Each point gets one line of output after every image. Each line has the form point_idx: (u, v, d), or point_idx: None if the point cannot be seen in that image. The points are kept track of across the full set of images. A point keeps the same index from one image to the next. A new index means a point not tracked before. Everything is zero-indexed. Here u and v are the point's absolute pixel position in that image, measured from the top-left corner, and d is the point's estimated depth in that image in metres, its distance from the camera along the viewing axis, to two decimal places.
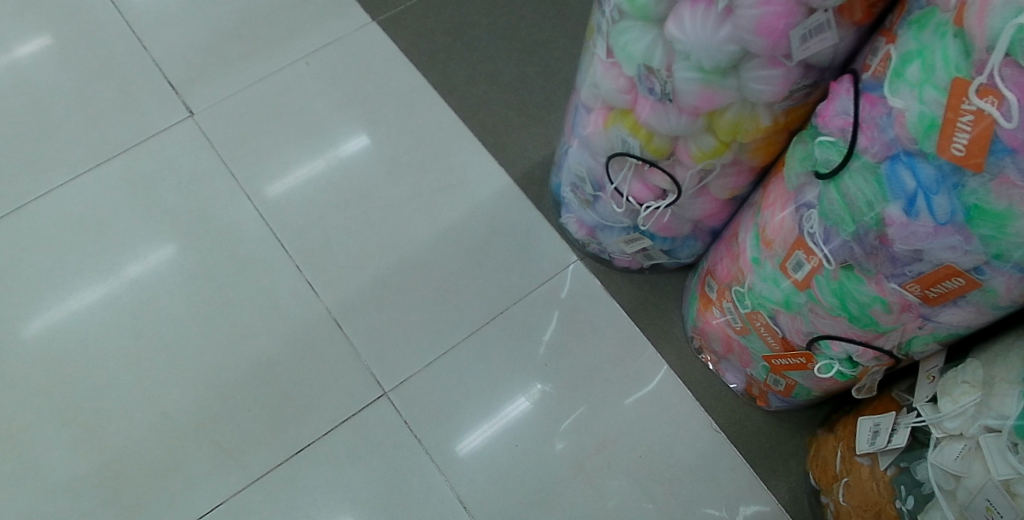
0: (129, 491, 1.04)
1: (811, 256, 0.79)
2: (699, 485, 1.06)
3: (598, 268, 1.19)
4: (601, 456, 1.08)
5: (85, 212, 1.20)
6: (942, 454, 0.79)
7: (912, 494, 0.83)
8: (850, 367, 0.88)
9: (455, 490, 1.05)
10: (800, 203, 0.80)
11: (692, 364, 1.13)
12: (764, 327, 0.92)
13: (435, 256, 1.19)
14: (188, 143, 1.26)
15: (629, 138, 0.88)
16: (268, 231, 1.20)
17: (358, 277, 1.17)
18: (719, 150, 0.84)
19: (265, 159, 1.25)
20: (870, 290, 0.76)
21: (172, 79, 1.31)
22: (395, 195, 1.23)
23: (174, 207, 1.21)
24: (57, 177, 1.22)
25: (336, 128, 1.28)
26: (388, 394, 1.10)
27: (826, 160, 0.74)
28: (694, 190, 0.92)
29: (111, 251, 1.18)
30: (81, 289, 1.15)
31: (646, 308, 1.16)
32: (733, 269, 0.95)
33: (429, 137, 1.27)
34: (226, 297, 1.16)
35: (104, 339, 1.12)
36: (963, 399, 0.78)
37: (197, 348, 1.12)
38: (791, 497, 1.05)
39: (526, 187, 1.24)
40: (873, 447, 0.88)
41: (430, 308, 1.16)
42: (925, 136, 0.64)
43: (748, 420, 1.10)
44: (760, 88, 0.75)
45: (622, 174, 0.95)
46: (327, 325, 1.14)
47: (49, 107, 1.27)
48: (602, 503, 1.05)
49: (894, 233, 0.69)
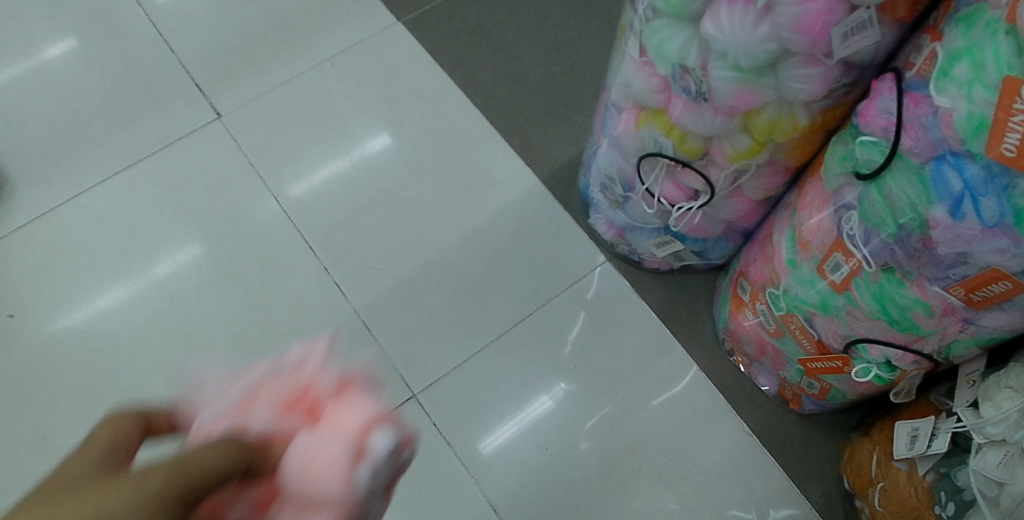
0: None
1: (849, 258, 0.77)
2: (730, 487, 1.05)
3: (626, 269, 1.18)
4: (631, 459, 1.07)
5: (114, 214, 1.21)
6: (983, 460, 0.77)
7: (953, 501, 0.82)
8: (888, 371, 0.87)
9: (484, 492, 1.05)
10: (839, 204, 0.78)
11: (723, 366, 1.12)
12: (799, 330, 0.91)
13: (462, 257, 1.18)
14: (215, 145, 1.26)
15: (661, 138, 0.87)
16: (295, 232, 1.20)
17: (385, 278, 1.17)
18: (754, 150, 0.83)
19: (292, 160, 1.25)
20: (912, 293, 0.74)
21: (199, 81, 1.31)
22: (422, 196, 1.23)
23: (202, 208, 1.22)
24: (87, 179, 1.23)
25: (361, 128, 1.28)
26: (417, 397, 1.10)
27: (867, 161, 0.73)
28: (727, 191, 0.91)
29: (140, 253, 1.18)
30: (110, 290, 1.16)
31: (675, 310, 1.15)
32: (767, 270, 0.94)
33: (456, 138, 1.27)
34: (255, 298, 1.16)
35: (134, 341, 1.13)
36: (1006, 404, 0.76)
37: (225, 350, 1.12)
38: (825, 501, 1.04)
39: (553, 188, 1.23)
40: (912, 452, 0.86)
41: (458, 310, 1.15)
42: (973, 136, 0.63)
43: (781, 422, 1.09)
44: (799, 86, 0.74)
45: (654, 174, 0.93)
46: (355, 327, 1.14)
47: (77, 109, 1.28)
48: (629, 505, 1.04)
49: (938, 235, 0.68)
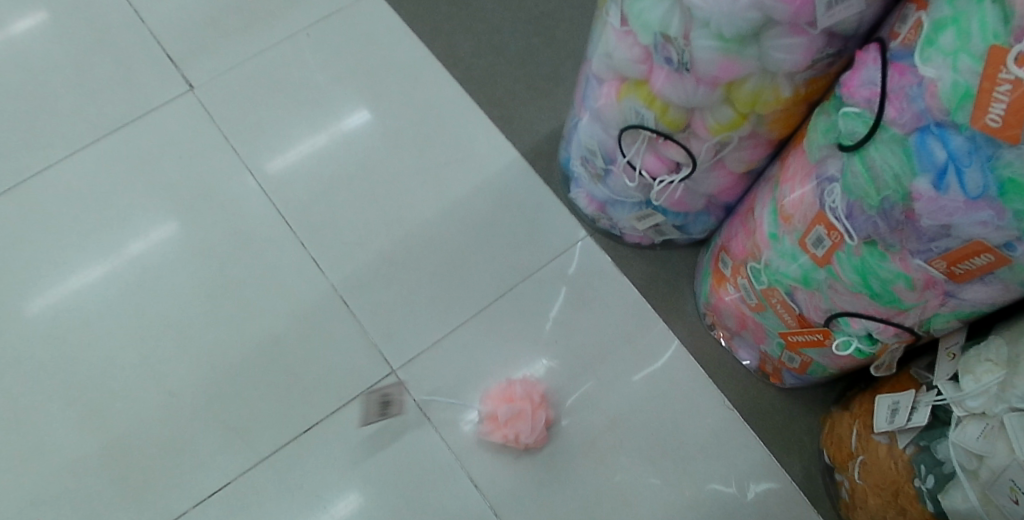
0: (135, 471, 1.03)
1: (832, 231, 0.77)
2: (710, 461, 1.05)
3: (607, 243, 1.17)
4: (612, 433, 1.06)
5: (84, 188, 1.18)
6: (963, 433, 0.77)
7: (933, 473, 0.82)
8: (869, 344, 0.86)
9: (464, 467, 1.04)
10: (822, 176, 0.77)
11: (704, 341, 1.12)
12: (780, 304, 0.90)
13: (441, 232, 1.17)
14: (188, 117, 1.23)
15: (643, 110, 0.85)
16: (271, 206, 1.17)
17: (363, 253, 1.15)
18: (737, 122, 0.82)
19: (267, 133, 1.22)
20: (894, 267, 0.74)
21: (171, 52, 1.27)
22: (399, 168, 1.20)
23: (174, 181, 1.19)
24: (54, 152, 1.19)
25: (338, 101, 1.25)
26: (396, 372, 1.09)
27: (851, 132, 0.72)
28: (709, 163, 0.89)
29: (112, 226, 1.15)
30: (83, 267, 1.13)
31: (656, 284, 1.14)
32: (748, 244, 0.93)
33: (434, 111, 1.24)
34: (229, 273, 1.14)
35: (106, 318, 1.10)
36: (986, 378, 0.76)
37: (201, 326, 1.11)
38: (805, 475, 1.05)
39: (534, 161, 1.21)
40: (893, 425, 0.87)
41: (439, 285, 1.14)
42: (957, 107, 0.62)
43: (761, 397, 1.09)
44: (782, 57, 0.72)
45: (635, 147, 0.91)
46: (333, 302, 1.12)
47: (44, 80, 1.24)
48: (610, 479, 1.04)
49: (921, 208, 0.67)
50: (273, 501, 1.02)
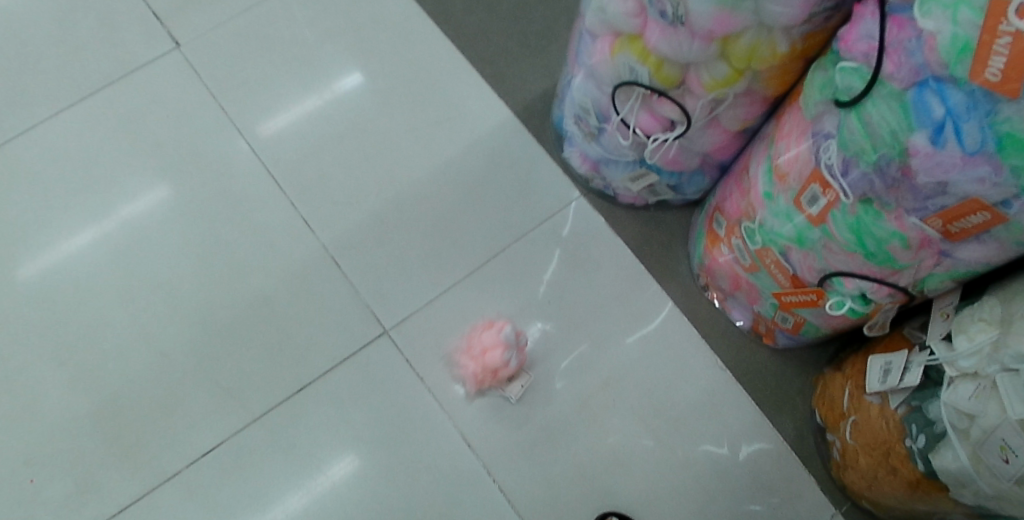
0: (128, 431, 1.03)
1: (827, 189, 0.75)
2: (703, 421, 1.06)
3: (601, 204, 1.15)
4: (605, 393, 1.06)
5: (71, 148, 1.16)
6: (955, 392, 0.77)
7: (924, 433, 0.81)
8: (862, 305, 0.85)
9: (458, 427, 1.05)
10: (818, 133, 0.76)
11: (698, 302, 1.11)
12: (774, 264, 0.89)
13: (433, 192, 1.15)
14: (175, 75, 1.20)
15: (637, 66, 0.83)
16: (261, 167, 1.16)
17: (354, 213, 1.14)
18: (732, 79, 0.80)
19: (255, 92, 1.20)
20: (889, 225, 0.73)
21: (156, 8, 1.24)
22: (390, 127, 1.19)
23: (162, 141, 1.17)
24: (40, 111, 1.17)
25: (327, 59, 1.22)
26: (389, 332, 1.08)
27: (848, 88, 0.70)
28: (704, 121, 0.88)
29: (101, 188, 1.14)
30: (74, 232, 1.12)
31: (650, 246, 1.13)
32: (743, 204, 0.92)
33: (425, 69, 1.22)
34: (219, 234, 1.12)
35: (96, 279, 1.09)
36: (979, 337, 0.76)
37: (191, 287, 1.10)
38: (796, 434, 1.06)
39: (527, 120, 1.20)
40: (884, 385, 0.87)
41: (431, 245, 1.13)
42: (957, 60, 0.61)
43: (754, 357, 1.09)
44: (779, 10, 0.71)
45: (629, 104, 0.90)
46: (324, 263, 1.11)
47: (26, 37, 1.21)
48: (604, 439, 1.05)
49: (918, 164, 0.66)
50: (267, 460, 1.02)
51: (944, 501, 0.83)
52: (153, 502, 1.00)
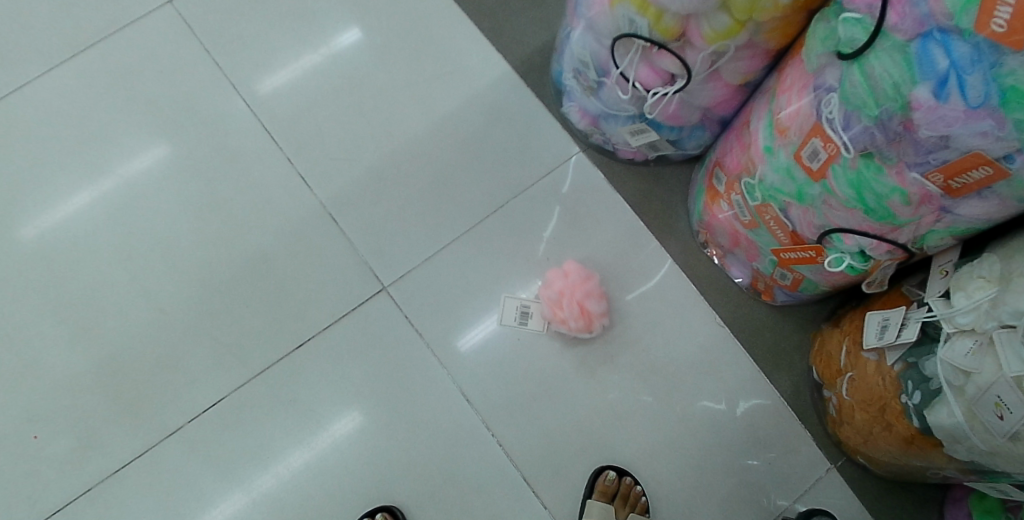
0: (130, 388, 1.04)
1: (828, 144, 0.74)
2: (700, 378, 1.06)
3: (600, 160, 1.14)
4: (603, 350, 1.07)
5: (65, 105, 1.14)
6: (952, 349, 0.77)
7: (919, 389, 0.81)
8: (861, 261, 0.85)
9: (456, 382, 1.05)
10: (820, 87, 0.74)
11: (697, 259, 1.11)
12: (774, 220, 0.88)
13: (431, 148, 1.14)
14: (168, 30, 1.18)
15: (637, 18, 0.81)
16: (257, 123, 1.15)
17: (352, 170, 1.13)
18: (734, 30, 0.79)
19: (250, 47, 1.18)
20: (890, 181, 0.72)
21: None
22: (387, 82, 1.17)
23: (157, 98, 1.15)
24: (32, 67, 1.15)
25: (322, 12, 1.20)
26: (387, 289, 1.09)
27: (850, 40, 0.69)
28: (704, 75, 0.86)
29: (97, 145, 1.13)
30: (72, 191, 1.11)
31: (650, 202, 1.13)
32: (743, 159, 0.90)
33: (422, 22, 1.20)
34: (217, 191, 1.12)
35: (94, 237, 1.09)
36: (977, 294, 0.75)
37: (189, 244, 1.10)
38: (793, 390, 1.06)
39: (525, 75, 1.18)
40: (882, 341, 0.87)
41: (429, 202, 1.12)
42: (962, 11, 0.60)
43: (753, 314, 1.09)
44: None
45: (629, 58, 0.88)
46: (322, 220, 1.11)
47: None
48: (602, 395, 1.05)
49: (920, 118, 0.65)
50: (269, 416, 1.03)
51: (938, 456, 0.84)
52: (157, 457, 1.02)
